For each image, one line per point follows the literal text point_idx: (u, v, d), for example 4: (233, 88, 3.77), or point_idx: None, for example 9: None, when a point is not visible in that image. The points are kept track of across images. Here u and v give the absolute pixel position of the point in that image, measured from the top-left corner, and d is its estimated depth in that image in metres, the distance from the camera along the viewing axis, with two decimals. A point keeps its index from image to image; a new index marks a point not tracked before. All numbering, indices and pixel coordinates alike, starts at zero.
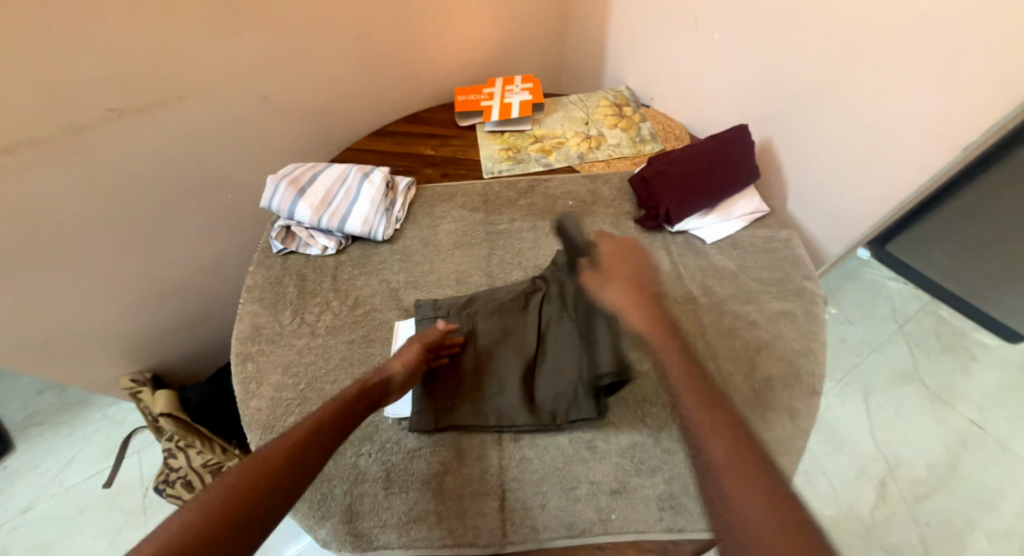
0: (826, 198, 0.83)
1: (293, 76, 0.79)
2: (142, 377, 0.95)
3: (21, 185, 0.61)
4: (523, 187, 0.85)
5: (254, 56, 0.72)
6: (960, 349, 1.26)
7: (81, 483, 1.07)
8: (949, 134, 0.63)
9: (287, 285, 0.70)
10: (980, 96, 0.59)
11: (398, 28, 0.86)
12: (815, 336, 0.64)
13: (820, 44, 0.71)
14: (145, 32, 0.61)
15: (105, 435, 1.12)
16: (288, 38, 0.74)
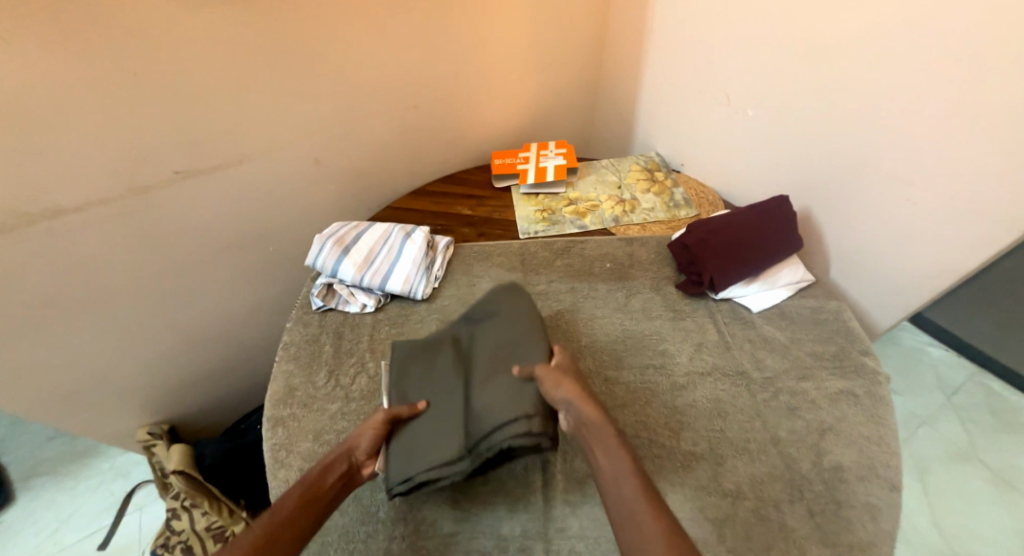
0: (876, 270, 0.80)
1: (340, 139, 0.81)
2: (158, 430, 0.91)
3: (76, 240, 0.62)
4: (560, 247, 0.85)
5: (308, 123, 0.75)
6: (1017, 425, 1.18)
7: (78, 542, 1.01)
8: (1014, 215, 0.62)
9: (323, 343, 0.68)
10: None
11: (442, 97, 0.89)
12: (883, 420, 0.60)
13: (865, 124, 0.72)
14: (214, 102, 0.64)
15: (110, 490, 1.08)
16: (341, 106, 0.77)
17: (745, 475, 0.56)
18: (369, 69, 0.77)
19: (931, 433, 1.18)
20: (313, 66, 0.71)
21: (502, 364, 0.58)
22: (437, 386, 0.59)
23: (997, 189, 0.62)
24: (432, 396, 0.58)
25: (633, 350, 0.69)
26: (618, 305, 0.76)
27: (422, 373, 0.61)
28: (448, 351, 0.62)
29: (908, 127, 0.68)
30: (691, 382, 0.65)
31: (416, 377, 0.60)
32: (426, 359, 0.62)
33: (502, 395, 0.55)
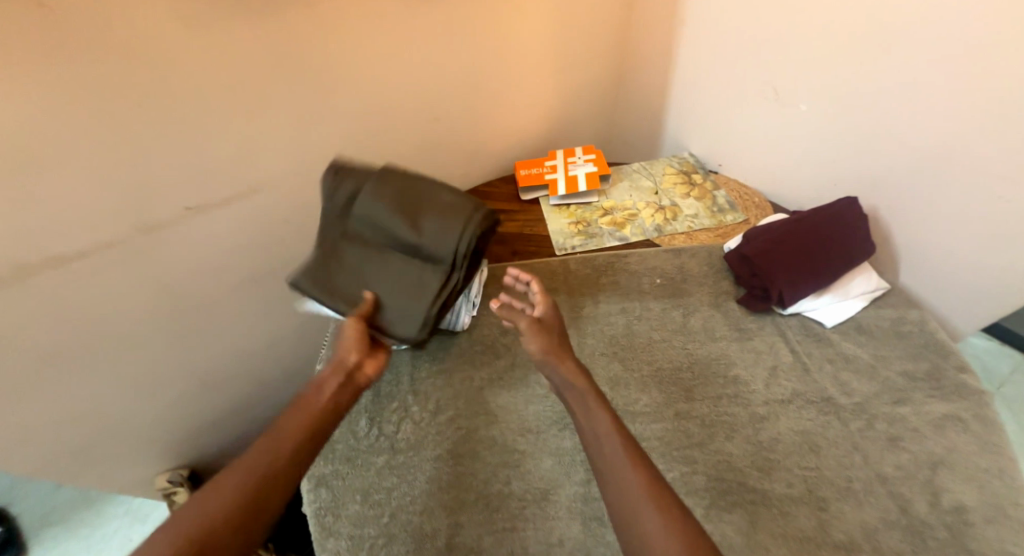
0: (950, 272, 0.74)
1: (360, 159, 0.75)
2: (179, 476, 0.84)
3: (77, 289, 0.54)
4: (603, 264, 0.77)
5: (324, 143, 0.68)
6: None
7: None
8: None
9: None
10: None
11: (465, 105, 0.83)
12: (998, 449, 0.54)
13: (941, 116, 0.65)
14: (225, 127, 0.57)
15: (125, 538, 1.00)
16: (357, 122, 0.70)
17: (856, 523, 0.49)
18: (390, 81, 0.70)
19: None
20: (330, 83, 0.64)
21: (413, 225, 0.56)
22: (373, 280, 0.58)
23: None
24: (372, 276, 0.58)
25: (702, 380, 0.62)
26: (676, 327, 0.69)
27: (350, 281, 0.58)
28: (358, 246, 0.58)
29: (997, 117, 0.61)
30: (773, 414, 0.58)
31: (341, 281, 0.58)
32: (336, 260, 0.58)
33: (440, 229, 0.55)
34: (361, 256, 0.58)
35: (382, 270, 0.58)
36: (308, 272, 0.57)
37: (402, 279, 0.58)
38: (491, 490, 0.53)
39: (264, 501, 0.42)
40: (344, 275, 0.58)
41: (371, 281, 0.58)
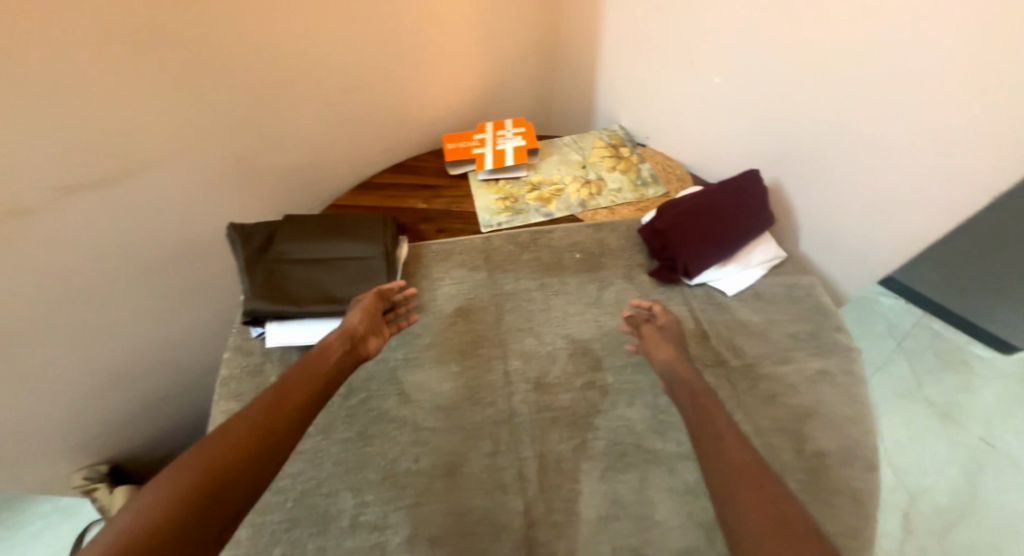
0: (840, 240, 0.78)
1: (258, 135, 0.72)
2: (97, 473, 0.82)
3: None
4: (526, 240, 0.79)
5: (217, 119, 0.65)
6: (958, 363, 1.31)
7: None
8: (975, 187, 0.59)
9: (269, 374, 0.63)
10: (1002, 157, 0.55)
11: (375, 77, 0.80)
12: (859, 398, 0.61)
13: (830, 88, 0.68)
14: (95, 104, 0.53)
15: (52, 535, 0.97)
16: (253, 97, 0.67)
17: None
18: (287, 50, 0.67)
19: (885, 378, 1.29)
20: (220, 51, 0.61)
21: (336, 241, 0.68)
22: (306, 290, 0.63)
23: (956, 161, 0.60)
24: (316, 280, 0.65)
25: (610, 350, 0.66)
26: (591, 300, 0.72)
27: (286, 292, 0.62)
28: (286, 269, 0.65)
29: (873, 92, 0.64)
30: None
31: (277, 293, 0.62)
32: (274, 280, 0.63)
33: (361, 238, 0.70)
34: (291, 275, 0.64)
35: (323, 273, 0.65)
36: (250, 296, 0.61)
37: (331, 286, 0.64)
38: (399, 468, 0.56)
39: (279, 439, 0.43)
40: (287, 289, 0.63)
41: (318, 282, 0.64)
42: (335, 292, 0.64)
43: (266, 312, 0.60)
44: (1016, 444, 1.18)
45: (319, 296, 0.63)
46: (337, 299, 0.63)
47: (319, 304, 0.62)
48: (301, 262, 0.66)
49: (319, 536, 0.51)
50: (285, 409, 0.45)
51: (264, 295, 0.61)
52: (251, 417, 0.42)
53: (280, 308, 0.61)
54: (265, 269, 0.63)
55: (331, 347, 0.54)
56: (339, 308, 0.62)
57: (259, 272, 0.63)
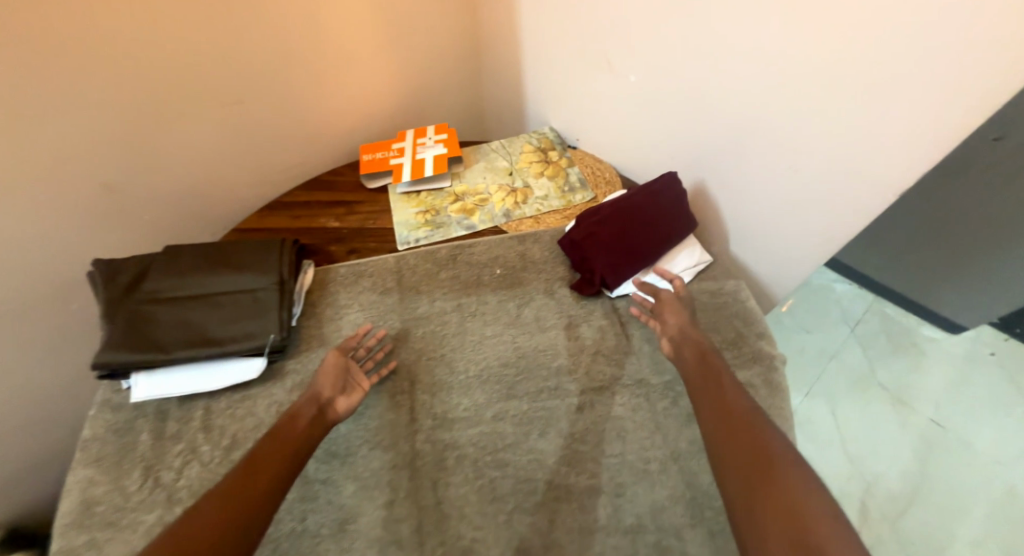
0: (767, 239, 0.75)
1: (131, 157, 0.68)
2: None
3: None
4: (444, 258, 0.74)
5: (69, 142, 0.62)
6: (907, 346, 1.29)
7: None
8: (880, 178, 0.57)
9: (139, 433, 0.59)
10: (897, 144, 0.54)
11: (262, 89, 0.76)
12: (779, 410, 0.59)
13: (729, 80, 0.66)
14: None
15: None
16: (113, 115, 0.64)
17: (645, 503, 0.53)
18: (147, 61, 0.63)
19: (839, 366, 1.28)
20: (58, 69, 0.57)
21: (217, 275, 0.64)
22: (178, 336, 0.60)
23: (857, 151, 0.58)
24: (191, 321, 0.61)
25: (524, 374, 0.62)
26: (509, 320, 0.68)
27: (154, 340, 0.59)
28: (156, 311, 0.61)
29: (765, 82, 0.62)
30: (587, 404, 0.59)
31: (143, 341, 0.58)
32: (140, 326, 0.59)
33: (248, 269, 0.65)
34: (162, 319, 0.60)
35: (199, 314, 0.62)
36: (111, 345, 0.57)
37: (208, 329, 0.61)
38: (282, 530, 0.52)
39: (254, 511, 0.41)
40: (155, 335, 0.59)
41: (194, 324, 0.61)
42: (212, 333, 0.61)
43: (127, 364, 0.57)
44: (967, 424, 1.18)
45: (192, 342, 0.60)
46: (215, 339, 0.60)
47: (192, 348, 0.59)
48: (176, 303, 0.62)
49: None
50: (260, 481, 0.43)
51: (126, 344, 0.57)
52: (222, 495, 0.41)
53: (146, 356, 0.57)
54: (131, 314, 0.59)
55: (303, 405, 0.52)
56: (216, 349, 0.59)
57: (124, 319, 0.59)
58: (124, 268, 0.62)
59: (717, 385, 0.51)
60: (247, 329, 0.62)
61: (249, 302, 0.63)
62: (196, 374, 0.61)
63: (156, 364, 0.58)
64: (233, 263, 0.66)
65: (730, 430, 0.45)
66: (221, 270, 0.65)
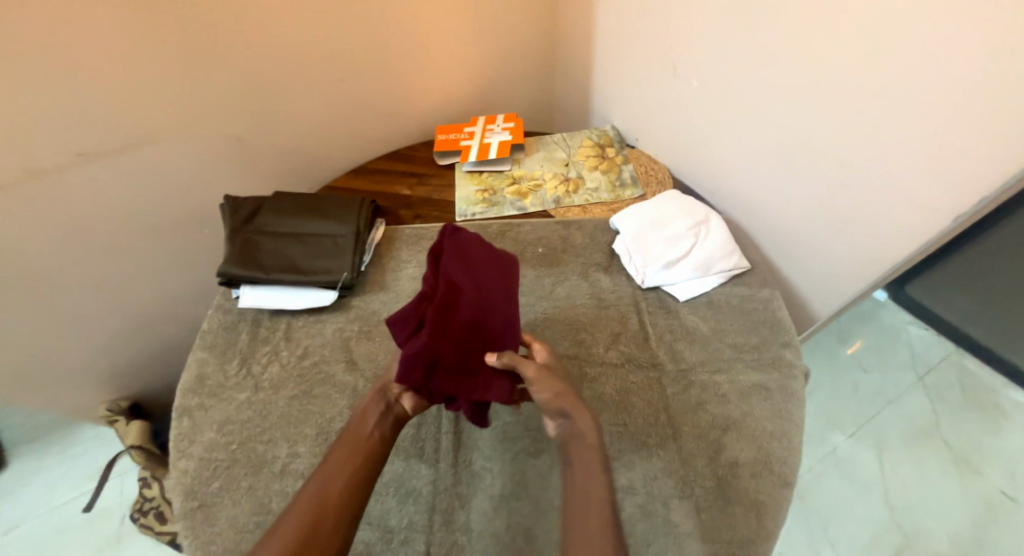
0: (813, 257, 0.76)
1: (251, 114, 0.82)
2: (117, 406, 1.03)
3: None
4: (494, 232, 0.82)
5: (213, 98, 0.76)
6: (988, 404, 1.23)
7: (68, 502, 1.15)
8: (937, 202, 0.57)
9: (240, 331, 0.71)
10: (954, 169, 0.54)
11: (360, 63, 0.88)
12: (789, 417, 0.61)
13: (789, 95, 0.68)
14: (90, 84, 0.64)
15: (93, 459, 1.20)
16: (244, 80, 0.77)
17: (639, 470, 0.57)
18: (274, 39, 0.77)
19: (898, 411, 1.23)
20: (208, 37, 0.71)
21: (311, 216, 0.75)
22: (276, 260, 0.71)
23: (914, 171, 0.58)
24: (286, 252, 0.72)
25: (550, 340, 0.69)
26: (543, 293, 0.74)
27: (260, 259, 0.70)
28: (262, 237, 0.72)
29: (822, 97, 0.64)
30: (603, 374, 0.65)
31: (252, 261, 0.69)
32: (249, 249, 0.70)
33: (335, 216, 0.76)
34: (265, 243, 0.72)
35: (293, 246, 0.72)
36: (229, 261, 0.69)
37: (299, 258, 0.71)
38: (333, 427, 0.62)
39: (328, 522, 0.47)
40: (259, 258, 0.70)
41: (289, 255, 0.71)
42: (302, 265, 0.71)
43: (239, 276, 0.68)
44: None
45: (286, 266, 0.70)
46: (302, 270, 0.70)
47: (286, 272, 0.70)
48: (278, 233, 0.73)
49: (252, 476, 0.58)
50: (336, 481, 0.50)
51: (239, 260, 0.69)
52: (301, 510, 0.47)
53: (250, 273, 0.68)
54: (243, 238, 0.71)
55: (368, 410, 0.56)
56: (302, 278, 0.70)
57: (237, 242, 0.70)
58: (243, 203, 0.75)
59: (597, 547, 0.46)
60: (329, 263, 0.72)
61: (332, 244, 0.73)
62: (287, 293, 0.71)
63: (258, 281, 0.69)
64: (325, 210, 0.77)
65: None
66: (314, 213, 0.76)
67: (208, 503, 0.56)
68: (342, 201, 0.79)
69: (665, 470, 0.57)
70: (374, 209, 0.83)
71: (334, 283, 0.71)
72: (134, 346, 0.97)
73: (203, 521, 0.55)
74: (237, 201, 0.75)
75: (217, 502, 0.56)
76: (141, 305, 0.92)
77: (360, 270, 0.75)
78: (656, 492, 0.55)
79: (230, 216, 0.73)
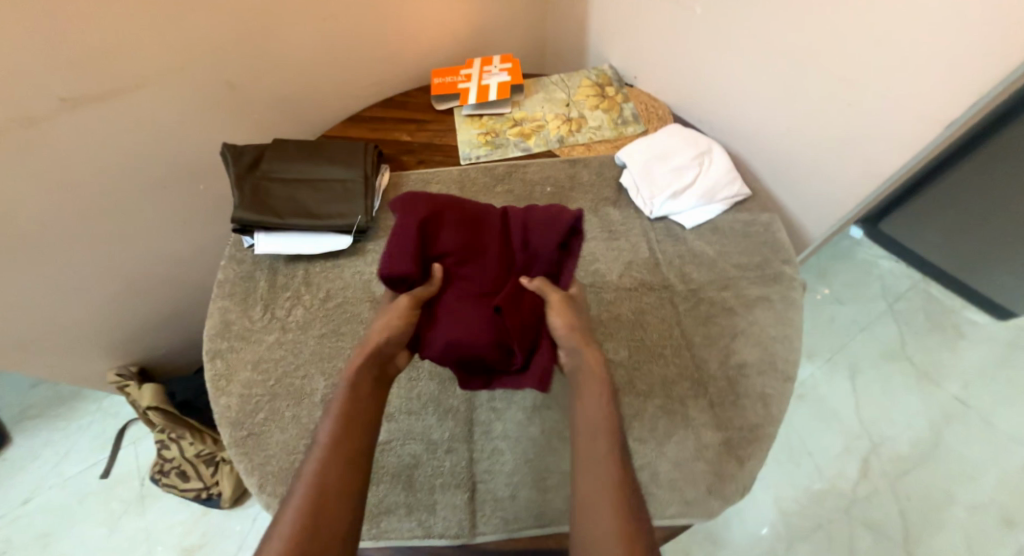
0: (807, 182, 0.80)
1: (244, 59, 0.79)
2: (128, 371, 1.01)
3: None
4: (501, 173, 0.83)
5: (207, 41, 0.74)
6: (949, 326, 1.30)
7: (79, 474, 1.11)
8: (930, 111, 0.60)
9: (258, 279, 0.71)
10: (947, 75, 0.56)
11: (353, 3, 0.85)
12: (790, 322, 0.66)
13: (785, 16, 0.69)
14: (79, 24, 0.62)
15: (100, 429, 1.16)
16: (237, 20, 0.75)
17: (659, 377, 0.61)
18: None
19: (869, 338, 1.29)
20: None
21: (318, 162, 0.74)
22: (289, 206, 0.70)
23: (908, 82, 0.60)
24: (298, 197, 0.71)
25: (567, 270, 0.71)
26: None
27: (274, 206, 0.70)
28: (272, 184, 0.71)
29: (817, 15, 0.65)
30: (618, 297, 0.68)
31: (265, 207, 0.69)
32: (260, 195, 0.70)
33: (343, 161, 0.76)
34: (275, 190, 0.71)
35: (304, 191, 0.72)
36: (241, 208, 0.68)
37: (312, 204, 0.71)
38: None
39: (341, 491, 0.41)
40: (271, 203, 0.70)
41: (300, 200, 0.71)
42: (315, 209, 0.71)
43: (253, 222, 0.68)
44: (990, 404, 1.20)
45: (300, 212, 0.70)
46: (317, 214, 0.71)
47: (300, 217, 0.70)
48: (288, 180, 0.72)
49: (294, 406, 0.60)
50: (343, 445, 0.43)
51: (251, 207, 0.68)
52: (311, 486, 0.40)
53: (266, 219, 0.68)
54: (253, 185, 0.70)
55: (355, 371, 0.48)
56: (318, 222, 0.70)
57: (247, 189, 0.70)
58: (247, 150, 0.74)
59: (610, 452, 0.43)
60: (343, 208, 0.72)
61: (344, 189, 0.73)
62: (302, 238, 0.72)
63: (274, 226, 0.69)
64: (332, 156, 0.76)
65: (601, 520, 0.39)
66: (322, 160, 0.75)
67: (255, 434, 0.58)
68: (347, 145, 0.78)
69: (682, 375, 0.61)
70: (377, 155, 0.82)
71: (350, 227, 0.72)
72: (137, 309, 0.96)
73: (255, 446, 0.58)
74: (241, 150, 0.73)
75: (264, 431, 0.58)
76: (141, 265, 0.90)
77: (372, 214, 0.76)
78: (675, 394, 0.60)
79: (235, 163, 0.71)
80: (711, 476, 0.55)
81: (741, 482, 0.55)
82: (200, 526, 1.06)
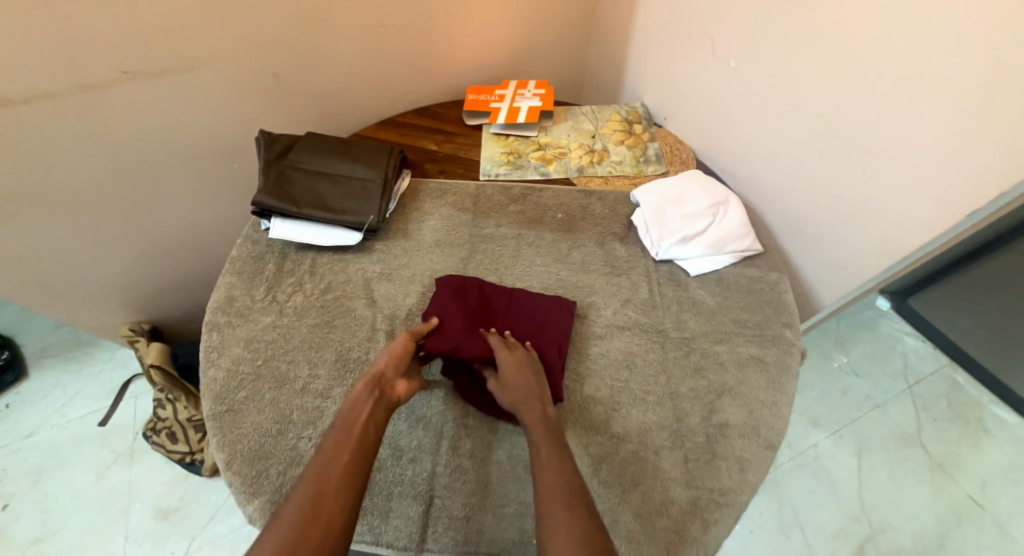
0: (824, 248, 0.78)
1: (293, 56, 0.84)
2: (140, 328, 1.06)
3: (42, 133, 0.69)
4: (517, 194, 0.84)
5: (261, 35, 0.79)
6: (971, 418, 1.22)
7: (79, 419, 1.15)
8: (956, 195, 0.58)
9: (267, 262, 0.74)
10: (974, 160, 0.55)
11: (404, 17, 0.89)
12: (781, 388, 0.64)
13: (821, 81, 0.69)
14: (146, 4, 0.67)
15: (107, 379, 1.21)
16: (292, 18, 0.80)
17: (636, 422, 0.60)
18: None
19: (881, 416, 1.23)
20: None
21: (342, 159, 0.77)
22: (308, 196, 0.73)
23: (933, 162, 0.59)
24: (318, 189, 0.74)
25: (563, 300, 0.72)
26: (559, 256, 0.77)
27: (294, 194, 0.73)
28: (296, 172, 0.75)
29: (851, 83, 0.65)
30: (608, 334, 0.68)
31: (285, 193, 0.72)
32: (282, 182, 0.73)
33: (367, 162, 0.78)
34: (298, 179, 0.74)
35: (324, 184, 0.75)
36: (263, 191, 0.71)
37: (329, 197, 0.74)
38: (351, 355, 0.65)
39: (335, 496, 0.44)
40: (293, 192, 0.73)
41: (319, 192, 0.74)
42: (331, 202, 0.73)
43: (273, 205, 0.71)
44: (1010, 510, 1.10)
45: (317, 203, 0.73)
46: (332, 208, 0.73)
47: (316, 209, 0.72)
48: (311, 171, 0.75)
49: (275, 389, 0.62)
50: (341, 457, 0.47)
51: (272, 190, 0.71)
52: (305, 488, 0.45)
53: (284, 206, 0.71)
54: (277, 172, 0.73)
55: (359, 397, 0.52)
56: (331, 216, 0.72)
57: (272, 174, 0.73)
58: (279, 139, 0.77)
59: (565, 462, 0.50)
60: (358, 206, 0.74)
61: (362, 187, 0.76)
62: (314, 229, 0.74)
63: (290, 214, 0.72)
64: (357, 155, 0.79)
65: (559, 515, 0.45)
66: (347, 157, 0.78)
67: (234, 409, 0.60)
68: (372, 146, 0.81)
69: (660, 425, 0.60)
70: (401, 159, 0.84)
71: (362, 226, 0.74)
72: (158, 273, 1.00)
73: (230, 423, 0.59)
74: (273, 138, 0.77)
75: (242, 409, 0.60)
76: (168, 233, 0.95)
77: (386, 215, 0.78)
78: (648, 442, 0.59)
79: (265, 149, 0.75)
80: (673, 534, 0.53)
81: (704, 546, 0.53)
82: (179, 490, 1.08)
